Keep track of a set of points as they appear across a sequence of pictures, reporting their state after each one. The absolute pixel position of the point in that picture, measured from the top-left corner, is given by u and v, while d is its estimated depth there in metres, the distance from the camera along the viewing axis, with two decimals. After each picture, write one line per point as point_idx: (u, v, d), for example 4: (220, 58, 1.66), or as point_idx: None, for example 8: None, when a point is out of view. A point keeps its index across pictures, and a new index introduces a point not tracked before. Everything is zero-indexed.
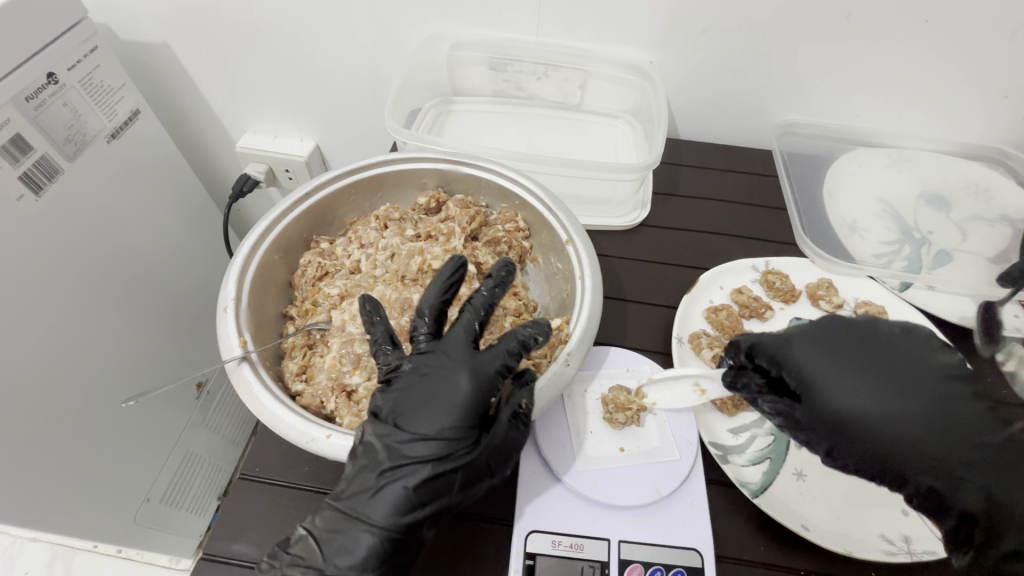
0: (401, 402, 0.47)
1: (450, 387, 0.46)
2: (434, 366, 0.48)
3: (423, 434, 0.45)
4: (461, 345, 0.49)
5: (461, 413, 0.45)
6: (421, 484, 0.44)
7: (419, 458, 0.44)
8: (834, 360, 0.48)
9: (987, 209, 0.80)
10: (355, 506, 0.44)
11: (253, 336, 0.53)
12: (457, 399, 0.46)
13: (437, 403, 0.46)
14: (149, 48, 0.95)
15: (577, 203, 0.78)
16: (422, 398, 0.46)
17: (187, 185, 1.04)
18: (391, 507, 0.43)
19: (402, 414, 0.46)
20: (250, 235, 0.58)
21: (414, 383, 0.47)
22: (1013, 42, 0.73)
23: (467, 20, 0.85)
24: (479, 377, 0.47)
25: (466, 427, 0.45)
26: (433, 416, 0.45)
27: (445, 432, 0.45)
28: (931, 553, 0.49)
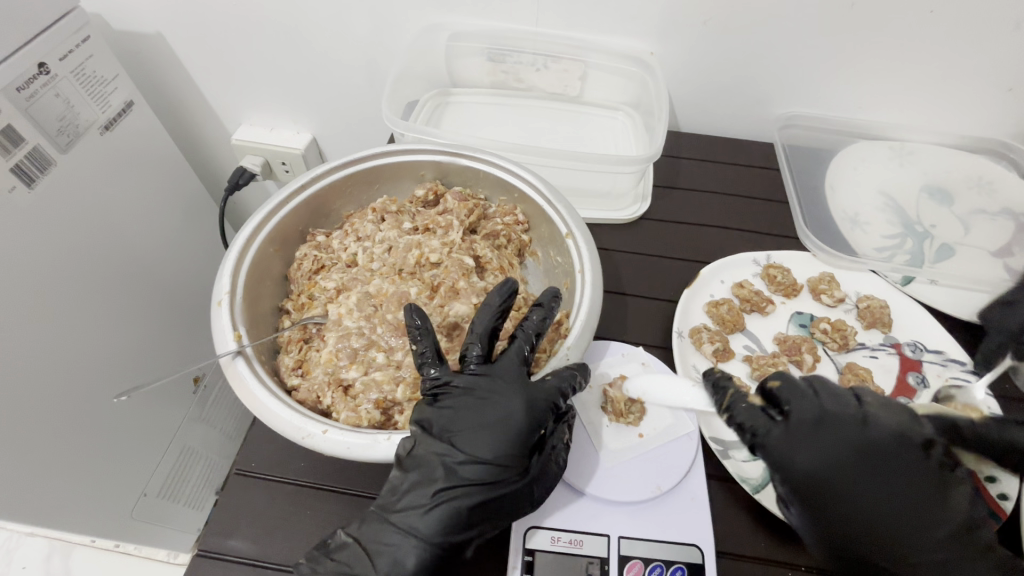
0: (457, 422, 0.47)
1: (509, 414, 0.47)
2: (490, 390, 0.48)
3: (478, 456, 0.46)
4: (519, 372, 0.50)
5: (517, 443, 0.46)
6: (473, 505, 0.45)
7: (474, 482, 0.45)
8: (829, 473, 0.45)
9: (989, 203, 0.79)
10: (407, 520, 0.44)
11: (247, 330, 0.52)
12: (514, 428, 0.47)
13: (496, 431, 0.47)
14: (142, 39, 0.93)
15: (576, 195, 0.77)
16: (480, 421, 0.47)
17: (181, 177, 1.03)
18: (442, 525, 0.44)
19: (458, 435, 0.47)
20: (245, 226, 0.57)
21: (470, 405, 0.48)
22: (1018, 33, 0.72)
23: (465, 10, 0.84)
24: (537, 407, 0.48)
25: (520, 456, 0.46)
26: (492, 442, 0.46)
27: (501, 460, 0.46)
28: None
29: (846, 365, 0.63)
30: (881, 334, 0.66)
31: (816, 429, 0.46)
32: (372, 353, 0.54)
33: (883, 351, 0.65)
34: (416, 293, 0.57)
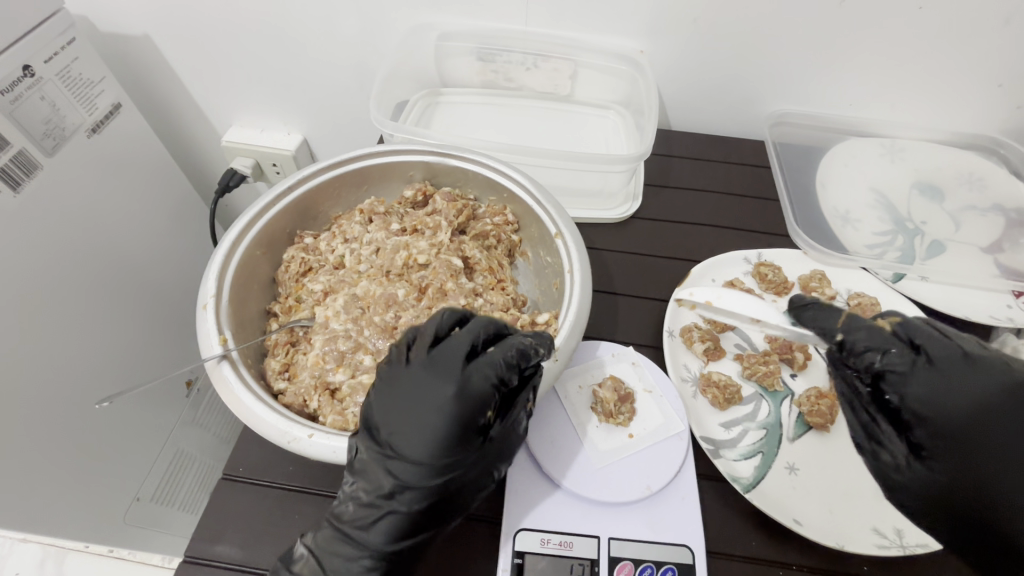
0: (388, 414, 0.45)
1: (439, 400, 0.44)
2: (421, 377, 0.45)
3: (410, 453, 0.43)
4: (452, 355, 0.46)
5: (449, 433, 0.43)
6: (417, 501, 0.44)
7: (411, 483, 0.43)
8: (972, 405, 0.45)
9: (981, 199, 0.80)
10: (357, 529, 0.44)
11: (233, 334, 0.52)
12: (444, 417, 0.44)
13: (426, 423, 0.44)
14: (129, 40, 0.93)
15: (567, 195, 0.77)
16: (412, 412, 0.44)
17: (170, 178, 1.02)
18: (390, 533, 0.43)
19: (392, 430, 0.44)
20: (231, 229, 0.57)
21: (403, 393, 0.45)
22: (1007, 30, 0.72)
23: (454, 10, 0.83)
24: (467, 394, 0.44)
25: (454, 444, 0.43)
26: (423, 433, 0.43)
27: (435, 457, 0.43)
28: (923, 546, 0.49)
29: None
30: None
31: (957, 361, 0.46)
32: (359, 356, 0.53)
33: None
34: (404, 295, 0.56)
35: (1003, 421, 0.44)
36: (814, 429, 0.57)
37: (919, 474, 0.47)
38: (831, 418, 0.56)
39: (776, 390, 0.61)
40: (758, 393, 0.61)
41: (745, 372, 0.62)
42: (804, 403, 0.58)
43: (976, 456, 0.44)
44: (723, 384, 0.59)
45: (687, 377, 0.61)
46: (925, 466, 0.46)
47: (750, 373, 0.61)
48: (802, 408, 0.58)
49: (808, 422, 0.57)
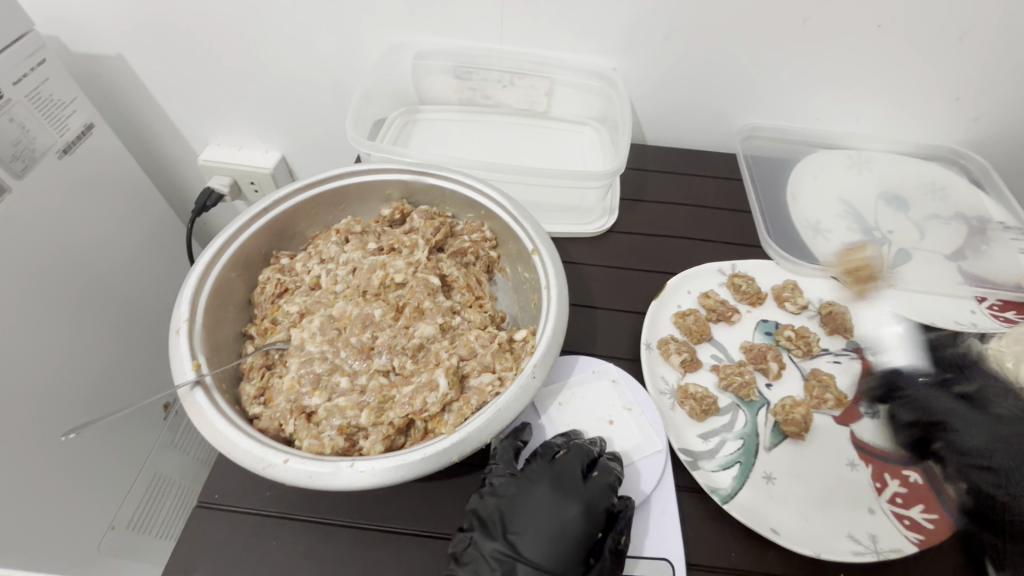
0: (512, 517, 0.48)
1: (566, 516, 0.47)
2: (547, 492, 0.49)
3: (536, 561, 0.45)
4: (574, 472, 0.50)
5: (573, 549, 0.46)
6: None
7: None
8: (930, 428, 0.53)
9: (942, 208, 0.83)
10: None
11: (207, 358, 0.51)
12: (571, 534, 0.46)
13: (552, 532, 0.46)
14: (102, 60, 0.92)
15: (544, 210, 0.78)
16: (540, 521, 0.47)
17: (143, 196, 1.01)
18: None
19: (516, 534, 0.47)
20: (204, 251, 0.56)
21: (528, 503, 0.48)
22: (961, 47, 0.76)
23: (430, 30, 0.84)
24: (591, 513, 0.48)
25: (575, 566, 0.45)
26: (550, 544, 0.46)
27: (555, 563, 0.45)
28: (895, 551, 0.50)
29: (811, 371, 0.64)
30: (843, 340, 0.69)
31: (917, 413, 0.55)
32: (336, 378, 0.52)
33: (846, 356, 0.66)
34: (381, 315, 0.56)
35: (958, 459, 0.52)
36: (789, 438, 0.59)
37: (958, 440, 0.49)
38: (805, 426, 0.57)
39: (753, 400, 0.62)
40: (735, 403, 0.61)
41: (722, 384, 0.63)
42: (779, 412, 0.59)
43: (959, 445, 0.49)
44: (700, 395, 0.60)
45: (664, 389, 0.62)
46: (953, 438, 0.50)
47: (727, 384, 0.62)
48: (777, 417, 0.59)
49: (783, 431, 0.59)
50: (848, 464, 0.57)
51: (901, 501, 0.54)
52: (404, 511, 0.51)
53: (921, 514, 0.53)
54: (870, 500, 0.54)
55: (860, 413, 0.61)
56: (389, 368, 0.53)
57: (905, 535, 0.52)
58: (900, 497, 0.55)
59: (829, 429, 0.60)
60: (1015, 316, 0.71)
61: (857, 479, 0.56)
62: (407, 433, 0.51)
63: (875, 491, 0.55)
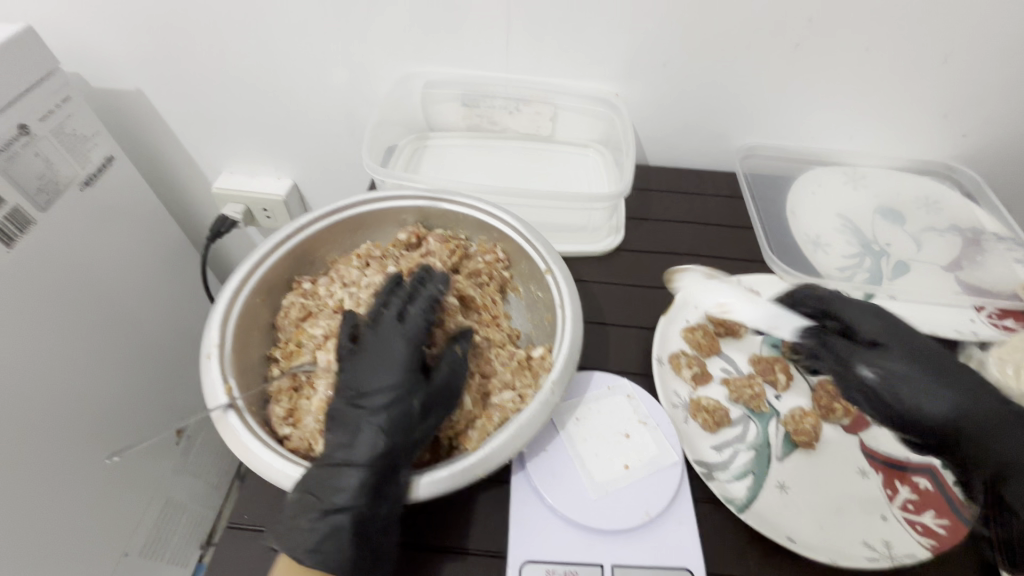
0: (354, 370, 0.50)
1: (388, 345, 0.50)
2: (372, 338, 0.51)
3: (375, 387, 0.48)
4: (390, 315, 0.53)
5: (405, 367, 0.49)
6: (391, 433, 0.46)
7: (377, 407, 0.47)
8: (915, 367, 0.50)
9: (938, 220, 0.86)
10: (342, 454, 0.46)
11: (238, 381, 0.52)
12: (398, 354, 0.50)
13: (382, 362, 0.49)
14: (122, 96, 0.96)
15: (553, 231, 0.80)
16: (372, 361, 0.50)
17: (158, 222, 1.03)
18: (370, 446, 0.46)
19: (358, 378, 0.49)
20: (231, 279, 0.59)
21: (361, 350, 0.51)
22: (944, 68, 0.80)
23: (439, 61, 0.88)
24: (409, 335, 0.51)
25: (409, 376, 0.49)
26: (382, 371, 0.49)
27: (393, 380, 0.48)
28: (910, 556, 0.52)
29: (819, 382, 0.66)
30: None
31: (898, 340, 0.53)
32: None
33: None
34: None
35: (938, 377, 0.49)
36: (801, 447, 0.60)
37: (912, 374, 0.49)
38: (815, 435, 0.59)
39: (763, 411, 0.63)
40: (747, 415, 0.63)
41: (733, 397, 0.64)
42: (789, 422, 0.61)
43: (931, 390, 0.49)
44: (712, 408, 0.61)
45: (678, 403, 0.63)
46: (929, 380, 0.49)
47: (737, 396, 0.64)
48: (787, 428, 0.61)
49: (795, 441, 0.60)
50: (860, 472, 0.59)
51: (911, 507, 0.56)
52: (423, 525, 0.51)
53: (932, 519, 0.55)
54: (882, 507, 0.56)
55: (869, 421, 0.63)
56: None
57: (918, 541, 0.53)
58: (911, 503, 0.56)
59: (840, 438, 0.61)
60: (1014, 323, 0.73)
61: (868, 487, 0.57)
62: (432, 450, 0.52)
63: (886, 498, 0.57)
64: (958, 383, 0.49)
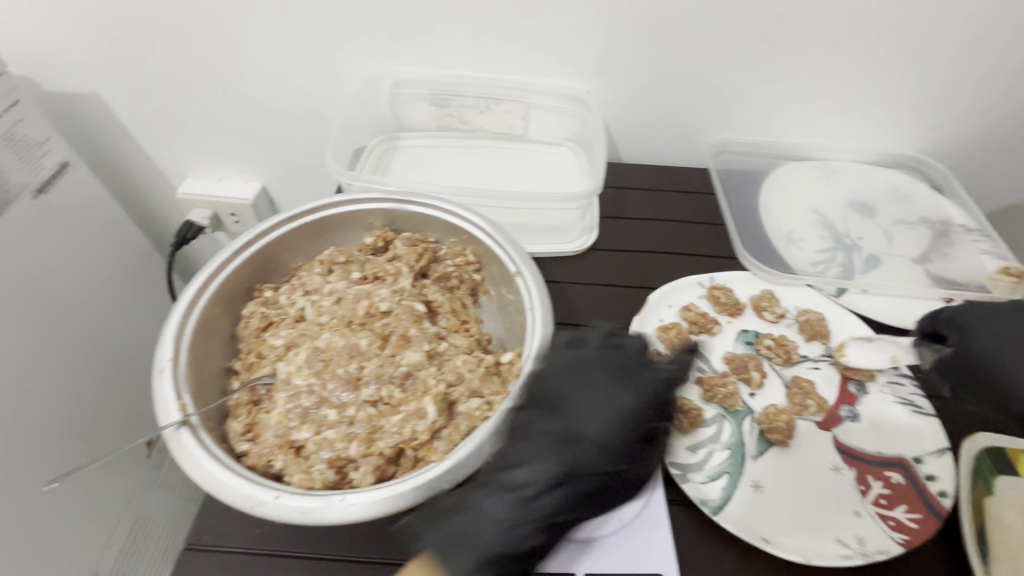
0: (575, 417, 0.49)
1: (622, 398, 0.50)
2: (595, 385, 0.50)
3: (575, 459, 0.48)
4: (637, 361, 0.53)
5: (623, 426, 0.49)
6: (553, 495, 0.47)
7: (540, 484, 0.47)
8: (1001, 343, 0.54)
9: (908, 213, 0.86)
10: (505, 529, 0.45)
11: (193, 397, 0.50)
12: (625, 411, 0.50)
13: (607, 417, 0.49)
14: (77, 98, 0.92)
15: (526, 231, 0.79)
16: (589, 411, 0.50)
17: (117, 228, 1.00)
18: (526, 524, 0.46)
19: (540, 448, 0.48)
20: (187, 288, 0.56)
21: (573, 399, 0.50)
22: (911, 62, 0.80)
23: (407, 60, 0.86)
24: (642, 392, 0.50)
25: (622, 440, 0.49)
26: (608, 426, 0.49)
27: (610, 439, 0.49)
28: (882, 552, 0.52)
29: (792, 379, 0.66)
30: (822, 345, 0.70)
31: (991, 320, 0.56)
32: (324, 411, 0.50)
33: (825, 362, 0.68)
34: (367, 344, 0.53)
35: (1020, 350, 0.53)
36: (775, 445, 0.60)
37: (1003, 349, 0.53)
38: (789, 432, 0.59)
39: (737, 409, 0.63)
40: (721, 414, 0.62)
41: (707, 396, 0.63)
42: (763, 420, 0.61)
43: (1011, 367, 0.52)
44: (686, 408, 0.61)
45: None
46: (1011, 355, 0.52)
47: (711, 396, 0.63)
48: (761, 426, 0.61)
49: (769, 439, 0.60)
50: (833, 468, 0.58)
51: (884, 502, 0.56)
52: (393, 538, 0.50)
53: (904, 513, 0.55)
54: (855, 503, 0.56)
55: (842, 417, 0.62)
56: (377, 399, 0.50)
57: (891, 536, 0.53)
58: (884, 497, 0.56)
59: (813, 434, 0.61)
60: None
61: (841, 483, 0.57)
62: (398, 464, 0.48)
63: (860, 493, 0.56)
64: None
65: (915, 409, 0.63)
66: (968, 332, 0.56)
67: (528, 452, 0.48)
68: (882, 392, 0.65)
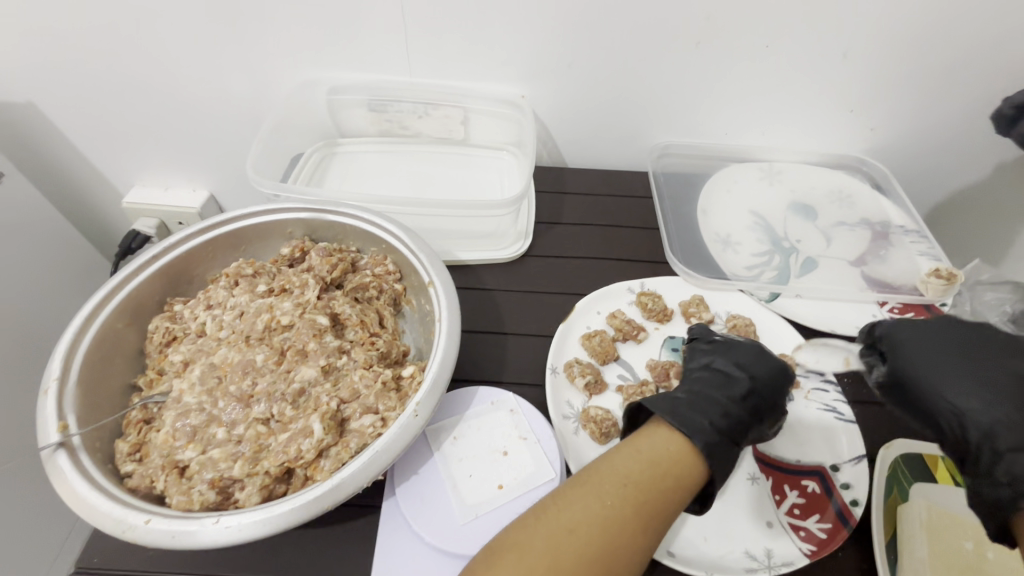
0: (744, 359, 0.56)
1: (772, 363, 0.56)
2: (757, 347, 0.57)
3: (747, 377, 0.53)
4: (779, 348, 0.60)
5: (778, 381, 0.55)
6: (741, 402, 0.51)
7: (741, 391, 0.52)
8: (928, 361, 0.51)
9: (849, 215, 0.86)
10: (705, 415, 0.49)
11: (79, 416, 0.49)
12: (778, 368, 0.55)
13: (770, 369, 0.55)
14: (12, 107, 0.91)
15: (457, 238, 0.77)
16: (751, 357, 0.56)
17: (58, 237, 0.98)
18: (719, 416, 0.49)
19: (740, 366, 0.55)
20: (85, 304, 0.55)
21: (746, 350, 0.57)
22: (846, 62, 0.79)
23: (341, 65, 0.85)
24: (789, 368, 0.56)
25: (774, 390, 0.54)
26: (770, 376, 0.54)
27: (775, 389, 0.54)
28: (787, 564, 0.51)
29: None
30: None
31: (916, 332, 0.53)
32: (212, 429, 0.50)
33: None
34: (263, 359, 0.53)
35: (952, 365, 0.50)
36: None
37: (923, 366, 0.51)
38: None
39: None
40: None
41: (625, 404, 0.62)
42: None
43: (941, 389, 0.49)
44: (600, 418, 0.59)
45: (569, 414, 0.61)
46: (934, 375, 0.50)
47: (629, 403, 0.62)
48: None
49: None
50: (749, 478, 0.57)
51: (798, 512, 0.55)
52: (287, 558, 0.49)
53: (816, 523, 0.54)
54: (768, 514, 0.55)
55: None
56: (268, 416, 0.50)
57: (798, 547, 0.52)
58: (798, 507, 0.55)
59: None
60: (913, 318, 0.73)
61: (756, 493, 0.56)
62: (287, 482, 0.48)
63: (774, 504, 0.56)
64: (969, 376, 0.49)
65: (837, 416, 0.62)
66: (896, 353, 0.53)
67: (706, 378, 0.54)
68: (807, 399, 0.64)
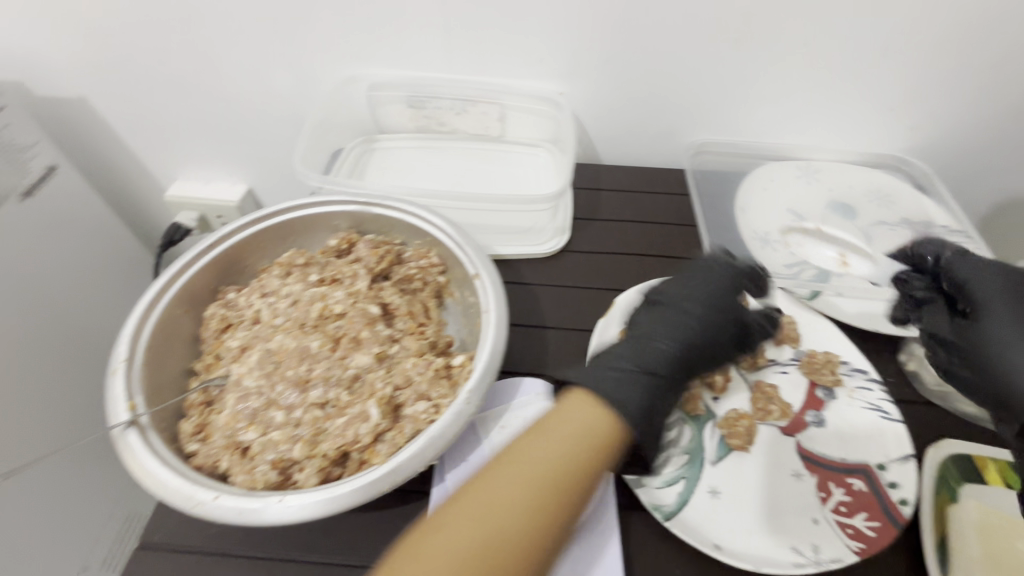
0: (686, 297, 0.59)
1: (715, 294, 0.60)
2: (704, 282, 0.61)
3: (685, 315, 0.58)
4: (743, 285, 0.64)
5: (723, 313, 0.59)
6: (677, 343, 0.55)
7: (678, 332, 0.56)
8: (1007, 317, 0.49)
9: (890, 214, 0.84)
10: (640, 359, 0.53)
11: (145, 397, 0.51)
12: (722, 301, 0.59)
13: (711, 299, 0.59)
14: (65, 103, 0.94)
15: (495, 233, 0.79)
16: (695, 292, 0.60)
17: (105, 228, 1.01)
18: (656, 357, 0.53)
19: (680, 305, 0.59)
20: (148, 290, 0.57)
21: (686, 288, 0.60)
22: (888, 59, 0.78)
23: (380, 62, 0.87)
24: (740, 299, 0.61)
25: (720, 319, 0.58)
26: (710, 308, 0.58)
27: (719, 320, 0.58)
28: (835, 561, 0.51)
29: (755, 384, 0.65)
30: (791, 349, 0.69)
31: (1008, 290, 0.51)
32: (272, 412, 0.51)
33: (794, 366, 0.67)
34: (318, 346, 0.55)
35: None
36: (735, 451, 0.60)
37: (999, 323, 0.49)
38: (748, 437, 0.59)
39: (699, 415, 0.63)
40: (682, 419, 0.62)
41: None
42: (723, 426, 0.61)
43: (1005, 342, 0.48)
44: None
45: None
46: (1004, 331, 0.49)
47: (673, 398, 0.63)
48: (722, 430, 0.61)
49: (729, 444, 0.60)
50: (794, 474, 0.57)
51: (844, 510, 0.54)
52: (341, 539, 0.51)
53: (863, 521, 0.53)
54: (813, 510, 0.55)
55: (807, 421, 0.62)
56: (324, 401, 0.52)
57: (847, 545, 0.52)
58: (844, 505, 0.55)
59: (774, 441, 0.60)
60: None
61: (801, 489, 0.56)
62: (343, 465, 0.49)
63: (819, 501, 0.55)
64: None
65: (883, 415, 0.61)
66: (976, 302, 0.52)
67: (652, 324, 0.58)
68: (851, 397, 0.64)
